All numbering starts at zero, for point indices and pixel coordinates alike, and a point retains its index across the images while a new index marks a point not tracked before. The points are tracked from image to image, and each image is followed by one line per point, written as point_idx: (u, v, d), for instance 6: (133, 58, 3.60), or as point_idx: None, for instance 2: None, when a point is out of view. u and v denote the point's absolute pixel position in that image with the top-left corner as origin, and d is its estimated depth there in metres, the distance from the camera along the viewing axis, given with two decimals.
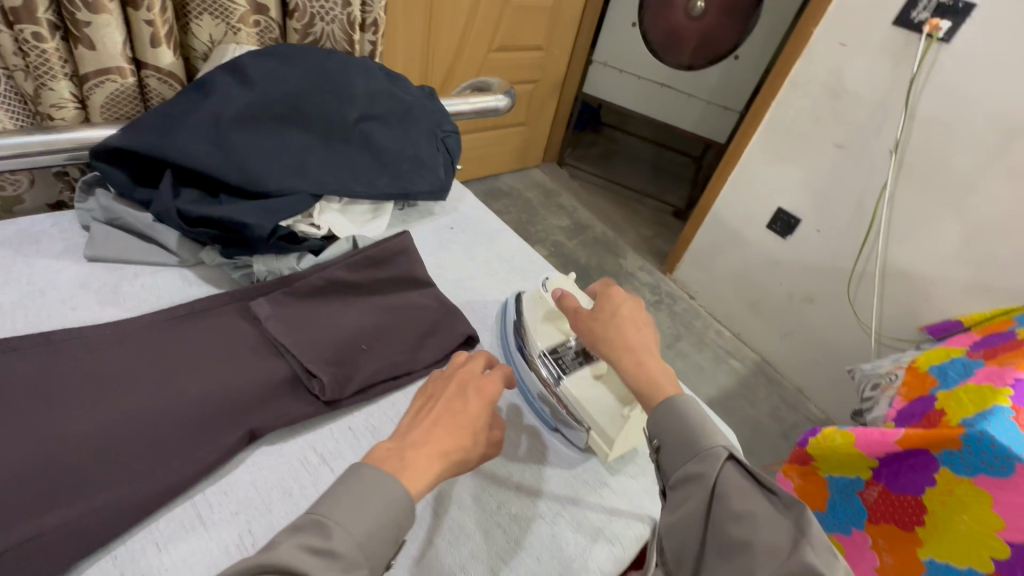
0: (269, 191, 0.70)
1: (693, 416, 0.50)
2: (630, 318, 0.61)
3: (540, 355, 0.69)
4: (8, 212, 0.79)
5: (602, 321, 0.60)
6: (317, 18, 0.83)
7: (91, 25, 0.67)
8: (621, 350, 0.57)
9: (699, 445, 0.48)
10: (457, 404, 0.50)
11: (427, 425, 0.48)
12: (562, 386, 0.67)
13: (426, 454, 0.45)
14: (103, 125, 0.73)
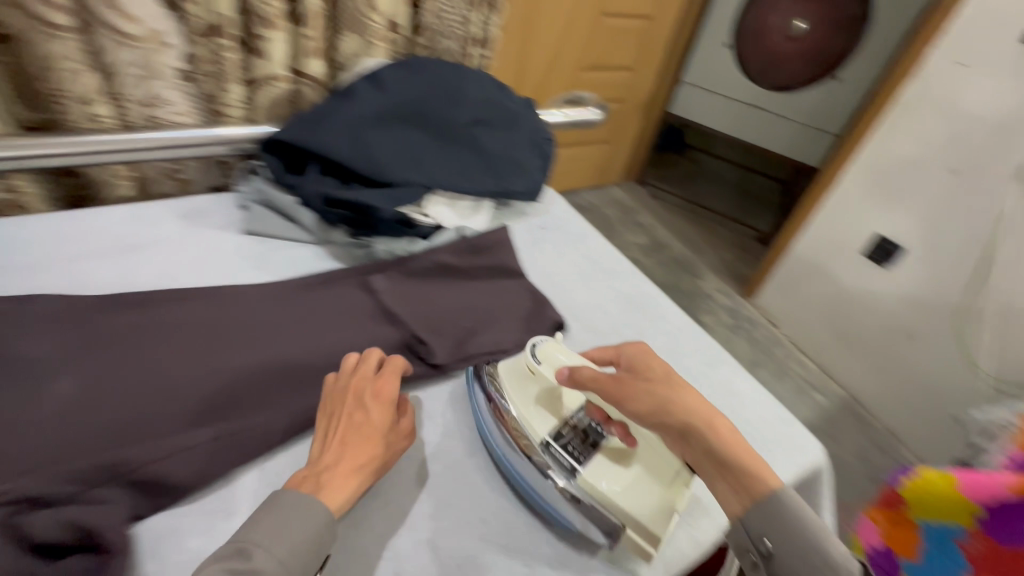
0: (393, 181, 0.80)
1: (812, 522, 0.46)
2: (668, 377, 0.56)
3: (542, 446, 0.59)
4: (182, 191, 0.96)
5: (655, 393, 0.53)
6: (440, 35, 0.94)
7: (266, 39, 0.81)
8: (696, 425, 0.51)
9: (834, 556, 0.44)
10: (362, 419, 0.54)
11: (337, 443, 0.51)
12: (575, 479, 0.57)
13: (341, 475, 0.49)
14: (264, 123, 0.88)
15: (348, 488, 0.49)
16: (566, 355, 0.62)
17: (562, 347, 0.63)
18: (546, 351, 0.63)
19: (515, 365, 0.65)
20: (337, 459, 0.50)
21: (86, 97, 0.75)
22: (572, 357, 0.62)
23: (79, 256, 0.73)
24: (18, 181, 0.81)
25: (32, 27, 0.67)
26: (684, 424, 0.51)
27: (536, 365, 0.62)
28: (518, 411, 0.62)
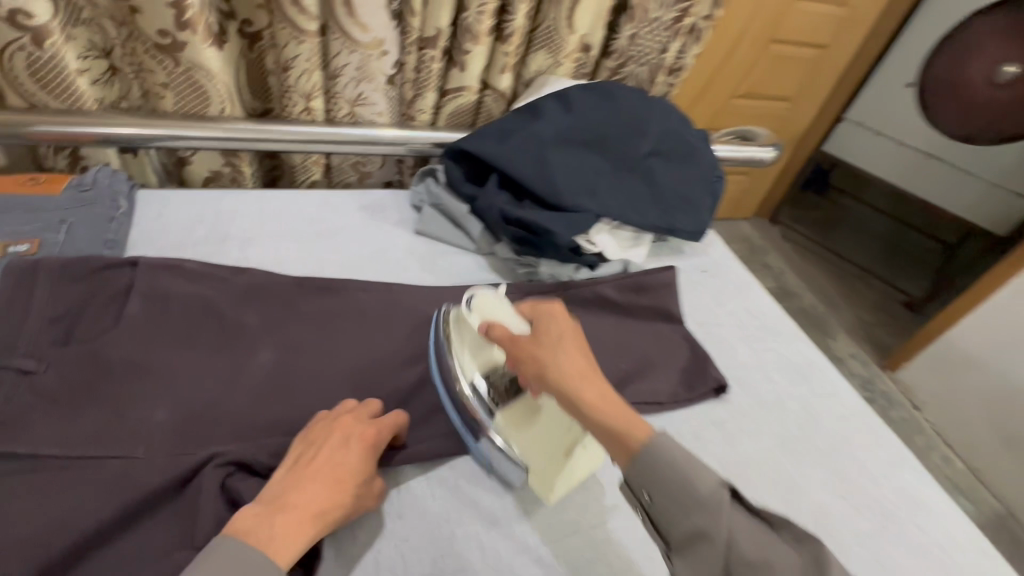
0: (567, 205, 0.78)
1: (666, 464, 0.45)
2: (560, 338, 0.55)
3: (489, 411, 0.60)
4: (360, 182, 1.02)
5: (564, 376, 0.51)
6: (631, 60, 0.90)
7: (469, 53, 0.83)
8: (584, 397, 0.50)
9: (699, 494, 0.43)
10: (337, 456, 0.52)
11: (308, 480, 0.49)
12: (495, 432, 0.59)
13: (299, 517, 0.47)
14: (447, 130, 0.92)
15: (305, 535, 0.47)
16: (506, 313, 0.64)
17: (498, 302, 0.65)
18: (484, 305, 0.65)
19: (457, 324, 0.64)
20: (288, 490, 0.49)
21: (307, 93, 0.84)
22: (502, 314, 0.64)
23: (280, 233, 0.81)
24: (237, 160, 0.92)
25: (284, 28, 0.76)
26: (585, 410, 0.49)
27: (473, 317, 0.64)
28: (468, 369, 0.62)
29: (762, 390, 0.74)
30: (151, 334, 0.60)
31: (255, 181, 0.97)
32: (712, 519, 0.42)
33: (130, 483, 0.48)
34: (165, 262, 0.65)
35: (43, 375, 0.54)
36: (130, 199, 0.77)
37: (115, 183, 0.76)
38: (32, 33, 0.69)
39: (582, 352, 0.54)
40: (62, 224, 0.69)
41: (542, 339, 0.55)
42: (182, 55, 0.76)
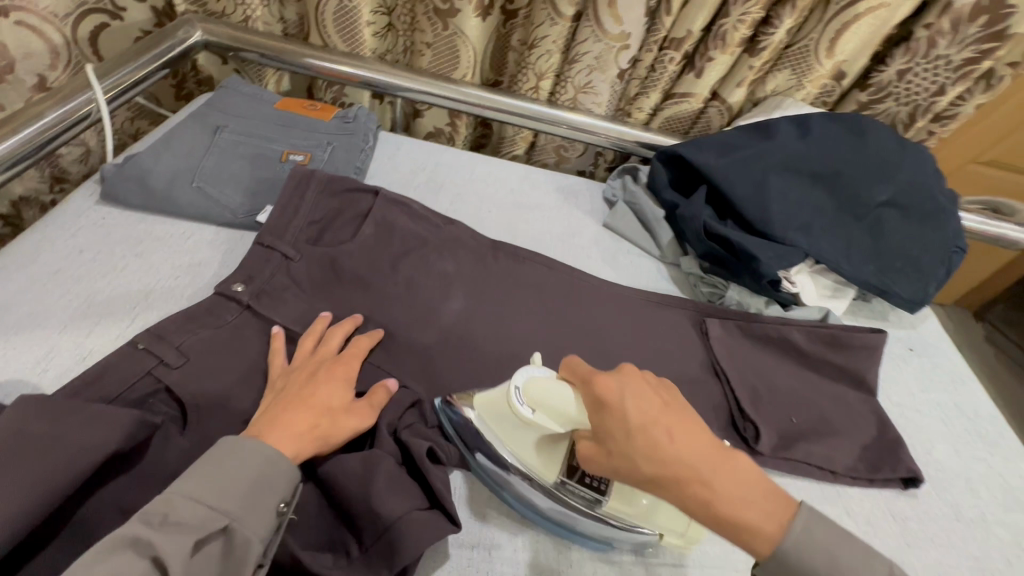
0: (773, 234, 0.73)
1: (801, 534, 0.37)
2: (654, 422, 0.38)
3: (591, 499, 0.50)
4: (557, 166, 1.06)
5: (623, 454, 0.38)
6: (892, 97, 0.80)
7: (711, 61, 0.81)
8: (694, 476, 0.37)
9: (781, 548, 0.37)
10: (306, 386, 0.52)
11: (293, 403, 0.49)
12: (600, 510, 0.49)
13: (290, 429, 0.47)
14: (659, 133, 0.91)
15: (296, 448, 0.47)
16: (556, 398, 0.47)
17: (544, 382, 0.49)
18: (535, 395, 0.48)
19: (501, 410, 0.52)
20: (270, 416, 0.48)
21: (541, 72, 0.88)
22: (554, 398, 0.47)
23: (483, 196, 0.87)
24: (458, 121, 1.01)
25: (544, 9, 0.80)
26: (689, 485, 0.37)
27: (530, 416, 0.49)
28: (547, 476, 0.51)
29: (963, 502, 0.63)
30: (375, 255, 0.70)
31: (465, 144, 1.06)
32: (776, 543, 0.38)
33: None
34: (398, 197, 0.75)
35: (296, 263, 0.65)
36: (375, 139, 0.89)
37: (369, 123, 0.87)
38: None
39: (679, 432, 0.38)
40: (328, 145, 0.81)
41: (597, 423, 0.41)
42: (451, 22, 0.85)
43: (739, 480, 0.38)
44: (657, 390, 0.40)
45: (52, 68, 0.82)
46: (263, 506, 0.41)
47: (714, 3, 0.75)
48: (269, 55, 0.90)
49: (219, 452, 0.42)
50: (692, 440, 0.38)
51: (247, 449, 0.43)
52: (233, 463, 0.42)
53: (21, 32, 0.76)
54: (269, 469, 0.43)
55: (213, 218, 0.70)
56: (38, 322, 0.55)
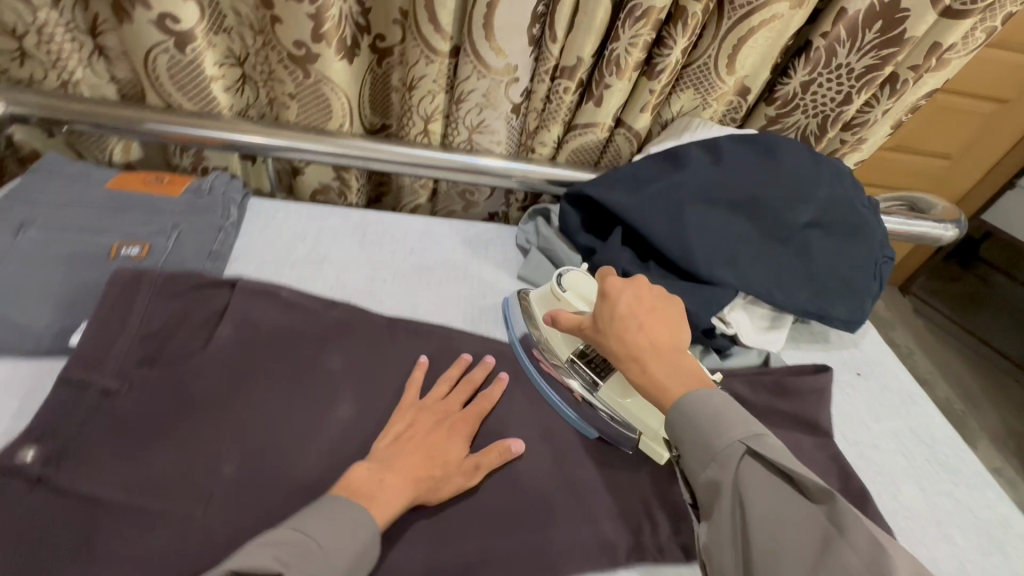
0: (699, 275, 0.66)
1: (707, 409, 0.48)
2: (637, 310, 0.55)
3: (590, 381, 0.61)
4: (466, 212, 0.95)
5: (607, 330, 0.55)
6: (801, 109, 0.76)
7: (609, 88, 0.73)
8: (642, 350, 0.54)
9: (714, 447, 0.46)
10: (423, 420, 0.56)
11: (412, 445, 0.53)
12: (597, 394, 0.60)
13: (411, 473, 0.50)
14: (567, 169, 0.83)
15: (402, 494, 0.49)
16: (588, 287, 0.64)
17: (588, 283, 0.64)
18: (570, 281, 0.64)
19: (545, 295, 0.66)
20: (388, 458, 0.51)
21: (427, 115, 0.78)
22: (590, 289, 0.64)
23: (376, 262, 0.75)
24: (345, 175, 0.89)
25: (415, 46, 0.70)
26: (637, 359, 0.53)
27: (563, 293, 0.63)
28: (562, 353, 0.62)
29: (939, 554, 0.57)
30: (232, 367, 0.57)
31: (360, 197, 0.94)
32: (722, 484, 0.45)
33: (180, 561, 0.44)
34: (262, 287, 0.62)
35: (124, 396, 0.52)
36: (241, 211, 0.75)
37: (231, 192, 0.75)
38: (178, 35, 0.69)
39: (638, 309, 0.55)
40: (174, 230, 0.67)
41: (597, 308, 0.57)
42: (312, 68, 0.73)
43: (685, 374, 0.53)
44: (662, 308, 0.57)
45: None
46: (346, 550, 0.43)
47: (602, 26, 0.67)
48: (100, 124, 0.76)
49: (335, 505, 0.45)
50: (666, 333, 0.55)
51: (355, 510, 0.45)
52: (345, 519, 0.44)
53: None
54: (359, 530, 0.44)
55: (5, 350, 0.54)
56: None
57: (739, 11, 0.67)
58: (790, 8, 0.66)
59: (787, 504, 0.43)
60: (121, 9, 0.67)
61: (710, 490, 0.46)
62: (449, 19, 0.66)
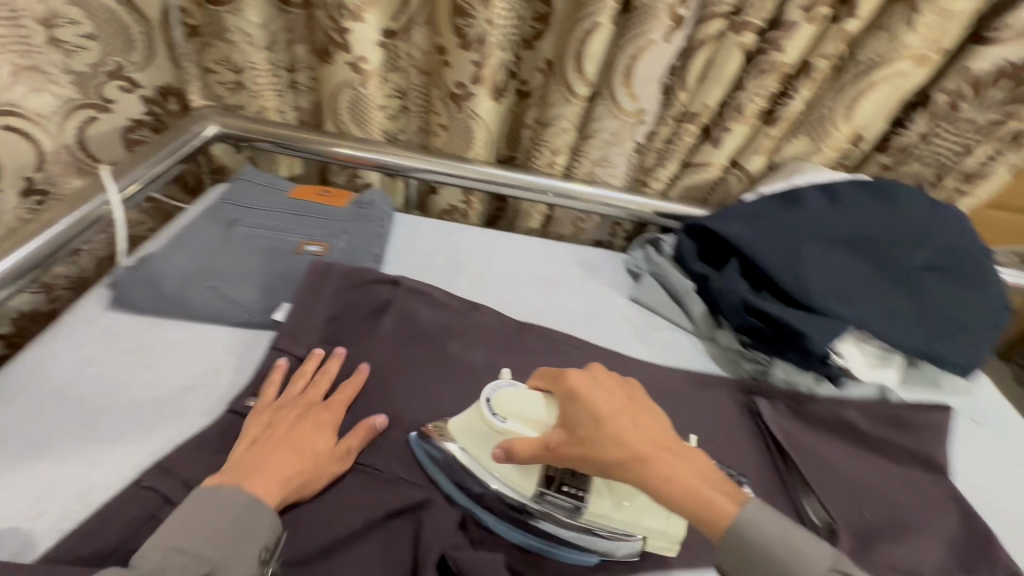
0: (816, 306, 0.69)
1: (779, 536, 0.44)
2: (619, 410, 0.47)
3: (571, 507, 0.52)
4: (574, 238, 1.04)
5: (601, 429, 0.46)
6: (916, 159, 0.80)
7: (731, 132, 0.80)
8: (634, 449, 0.45)
9: (806, 554, 0.44)
10: (304, 429, 0.54)
11: (276, 449, 0.51)
12: (580, 518, 0.51)
13: (269, 474, 0.49)
14: (678, 203, 0.89)
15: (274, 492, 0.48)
16: (532, 404, 0.51)
17: (514, 395, 0.52)
18: (508, 404, 0.52)
19: (475, 424, 0.54)
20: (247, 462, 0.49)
21: (556, 149, 0.87)
22: (530, 407, 0.51)
23: (504, 274, 0.84)
24: (472, 197, 1.00)
25: (558, 89, 0.80)
26: (642, 459, 0.45)
27: (503, 425, 0.52)
28: (529, 490, 0.52)
29: None
30: (396, 350, 0.66)
31: (479, 217, 1.05)
32: None
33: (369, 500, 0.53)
34: (419, 286, 0.71)
35: (314, 365, 0.61)
36: (390, 223, 0.87)
37: (384, 207, 0.84)
38: (363, 75, 0.83)
39: (633, 399, 0.49)
40: (345, 234, 0.79)
41: (565, 407, 0.49)
42: (466, 105, 0.85)
43: (698, 472, 0.46)
44: (634, 399, 0.49)
45: (37, 168, 0.75)
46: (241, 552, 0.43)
47: (730, 78, 0.75)
48: (282, 143, 0.90)
49: (200, 502, 0.45)
50: (659, 425, 0.48)
51: (228, 494, 0.46)
52: (222, 513, 0.45)
53: (9, 136, 0.70)
54: (248, 513, 0.45)
55: (227, 319, 0.66)
56: (36, 455, 0.50)
57: (861, 67, 0.73)
58: (914, 66, 0.71)
59: None
60: (328, 54, 0.83)
61: None
62: (593, 69, 0.76)
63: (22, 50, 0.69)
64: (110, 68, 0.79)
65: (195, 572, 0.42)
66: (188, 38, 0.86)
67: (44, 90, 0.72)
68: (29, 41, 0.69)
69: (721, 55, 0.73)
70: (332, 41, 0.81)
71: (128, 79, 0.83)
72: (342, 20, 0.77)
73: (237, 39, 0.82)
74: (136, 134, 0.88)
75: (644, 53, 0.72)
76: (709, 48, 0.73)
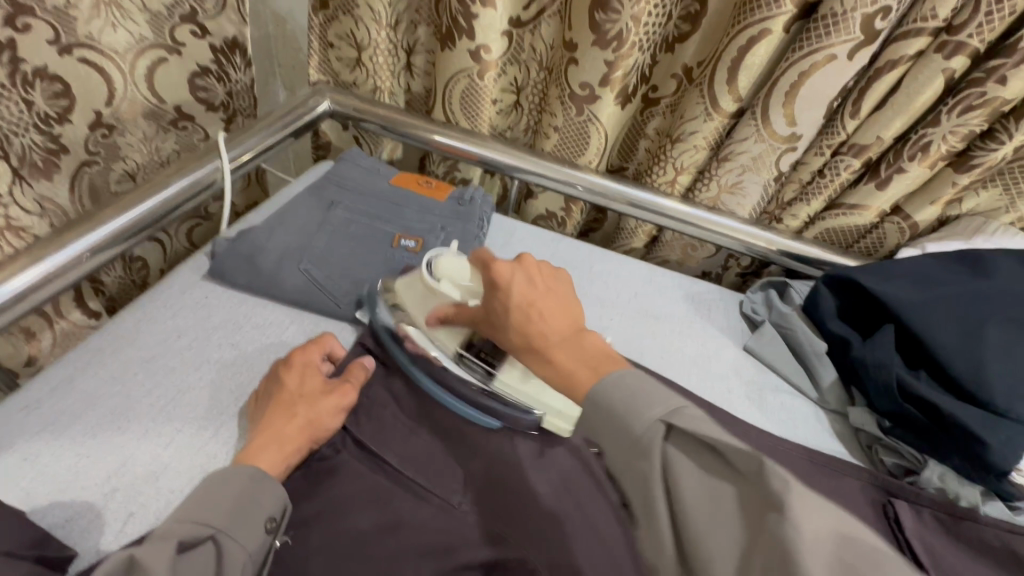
0: (996, 405, 0.55)
1: (621, 389, 0.35)
2: (529, 300, 0.44)
3: (485, 372, 0.56)
4: (680, 265, 0.94)
5: (503, 320, 0.45)
6: None
7: (904, 172, 0.66)
8: (545, 339, 0.42)
9: (630, 433, 0.33)
10: (302, 383, 0.52)
11: (282, 410, 0.49)
12: (492, 382, 0.55)
13: (276, 437, 0.47)
14: (816, 246, 0.77)
15: (282, 457, 0.46)
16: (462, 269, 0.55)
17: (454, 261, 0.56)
18: (445, 267, 0.56)
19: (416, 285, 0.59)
20: (257, 430, 0.48)
21: (681, 166, 0.77)
22: (462, 273, 0.55)
23: (602, 298, 0.76)
24: (573, 207, 0.92)
25: (699, 102, 0.70)
26: (535, 348, 0.42)
27: (436, 285, 0.57)
28: (450, 346, 0.56)
29: None
30: None
31: (576, 229, 0.97)
32: (643, 456, 0.32)
33: (434, 543, 0.46)
34: None
35: (398, 372, 0.58)
36: (488, 224, 0.80)
37: (485, 206, 0.78)
38: (483, 65, 0.78)
39: (536, 282, 0.46)
40: (441, 231, 0.73)
41: (491, 296, 0.47)
42: (588, 107, 0.77)
43: (586, 358, 0.40)
44: (558, 287, 0.46)
45: (109, 103, 0.68)
46: (251, 521, 0.40)
47: (920, 108, 0.62)
48: (389, 126, 0.86)
49: (218, 482, 0.41)
50: (563, 316, 0.43)
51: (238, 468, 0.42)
52: (228, 492, 0.41)
53: (85, 69, 0.64)
54: (253, 486, 0.42)
55: (317, 307, 0.63)
56: (116, 424, 0.48)
57: None
58: None
59: (739, 495, 0.30)
60: (450, 39, 0.77)
61: (635, 484, 0.33)
62: (748, 81, 0.66)
63: None
64: (183, 12, 0.71)
65: (195, 540, 0.37)
66: (315, 11, 0.82)
67: (120, 25, 0.66)
68: None
69: (916, 81, 0.60)
70: (457, 25, 0.75)
71: (200, 24, 0.74)
72: (472, 4, 0.71)
73: (364, 16, 0.79)
74: (203, 82, 0.78)
75: (815, 71, 0.61)
76: (901, 70, 0.60)
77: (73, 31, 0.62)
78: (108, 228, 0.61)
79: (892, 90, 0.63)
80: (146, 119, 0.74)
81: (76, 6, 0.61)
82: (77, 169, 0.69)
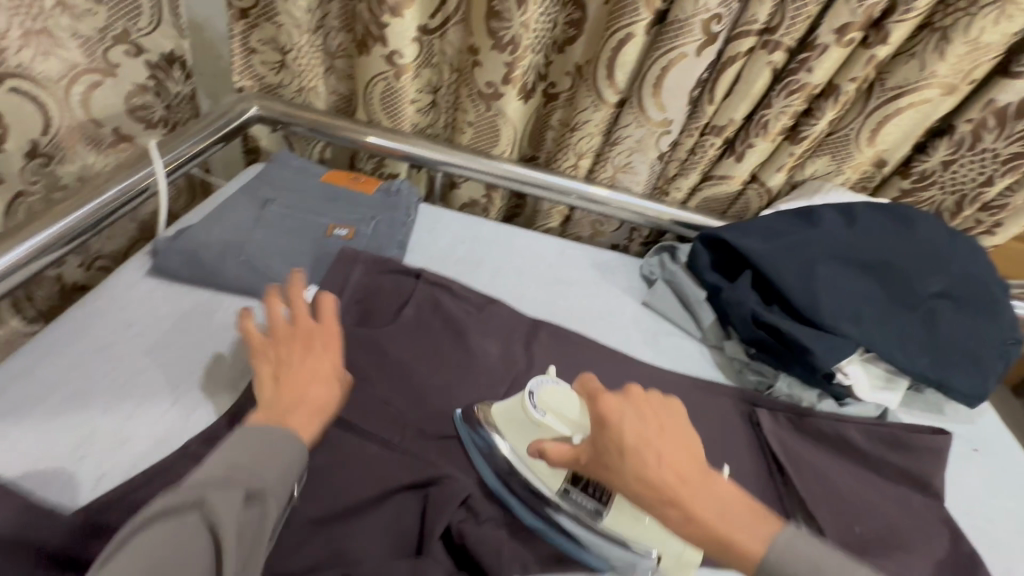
0: (823, 323, 0.70)
1: (715, 509, 0.43)
2: (644, 433, 0.45)
3: (592, 512, 0.55)
4: (593, 240, 1.06)
5: (618, 468, 0.45)
6: (938, 186, 0.80)
7: (753, 146, 0.81)
8: (672, 486, 0.43)
9: (718, 537, 0.42)
10: (304, 335, 0.56)
11: (300, 363, 0.54)
12: (600, 521, 0.54)
13: (311, 383, 0.52)
14: (697, 213, 0.91)
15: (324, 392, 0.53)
16: (568, 403, 0.56)
17: (555, 389, 0.57)
18: (551, 400, 0.56)
19: (515, 408, 0.59)
20: (290, 381, 0.53)
21: (581, 151, 0.89)
22: (570, 408, 0.56)
23: (521, 270, 0.87)
24: (494, 193, 1.02)
25: (588, 95, 0.82)
26: (666, 499, 0.43)
27: (541, 417, 0.56)
28: (553, 485, 0.56)
29: None
30: (417, 337, 0.68)
31: (499, 214, 1.07)
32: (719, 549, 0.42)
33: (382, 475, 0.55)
34: (442, 280, 0.73)
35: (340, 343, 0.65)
36: (416, 212, 0.89)
37: (412, 195, 0.87)
38: (398, 68, 0.86)
39: (639, 413, 0.46)
40: (372, 220, 0.81)
41: (593, 435, 0.47)
42: (496, 104, 0.87)
43: (672, 465, 0.44)
44: (663, 418, 0.47)
45: (43, 132, 0.72)
46: (288, 483, 0.45)
47: (758, 94, 0.76)
48: (317, 128, 0.92)
49: (258, 432, 0.46)
50: (676, 452, 0.44)
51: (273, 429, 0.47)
52: (268, 443, 0.45)
53: (16, 98, 0.68)
54: (290, 443, 0.46)
55: (258, 294, 0.70)
56: (77, 404, 0.54)
57: (889, 92, 0.74)
58: (940, 94, 0.72)
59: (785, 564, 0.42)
60: (365, 45, 0.85)
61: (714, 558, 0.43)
62: (624, 77, 0.78)
63: (33, 14, 0.66)
64: (116, 33, 0.77)
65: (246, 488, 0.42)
66: (236, 19, 0.88)
67: (53, 54, 0.70)
68: (39, 2, 0.66)
69: (751, 72, 0.74)
70: (371, 34, 0.83)
71: (134, 44, 0.80)
72: (383, 14, 0.80)
73: (285, 21, 0.85)
74: (140, 100, 0.84)
75: (673, 66, 0.75)
76: (738, 65, 0.74)
77: (4, 62, 0.65)
78: (47, 233, 0.65)
79: (735, 80, 0.77)
80: (85, 143, 0.79)
81: (6, 38, 0.64)
82: (12, 200, 0.72)
